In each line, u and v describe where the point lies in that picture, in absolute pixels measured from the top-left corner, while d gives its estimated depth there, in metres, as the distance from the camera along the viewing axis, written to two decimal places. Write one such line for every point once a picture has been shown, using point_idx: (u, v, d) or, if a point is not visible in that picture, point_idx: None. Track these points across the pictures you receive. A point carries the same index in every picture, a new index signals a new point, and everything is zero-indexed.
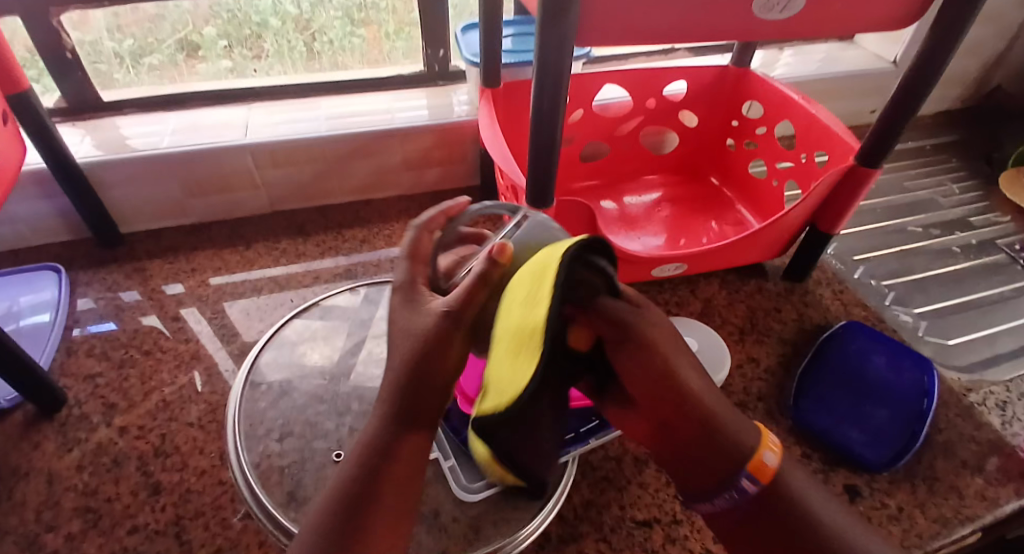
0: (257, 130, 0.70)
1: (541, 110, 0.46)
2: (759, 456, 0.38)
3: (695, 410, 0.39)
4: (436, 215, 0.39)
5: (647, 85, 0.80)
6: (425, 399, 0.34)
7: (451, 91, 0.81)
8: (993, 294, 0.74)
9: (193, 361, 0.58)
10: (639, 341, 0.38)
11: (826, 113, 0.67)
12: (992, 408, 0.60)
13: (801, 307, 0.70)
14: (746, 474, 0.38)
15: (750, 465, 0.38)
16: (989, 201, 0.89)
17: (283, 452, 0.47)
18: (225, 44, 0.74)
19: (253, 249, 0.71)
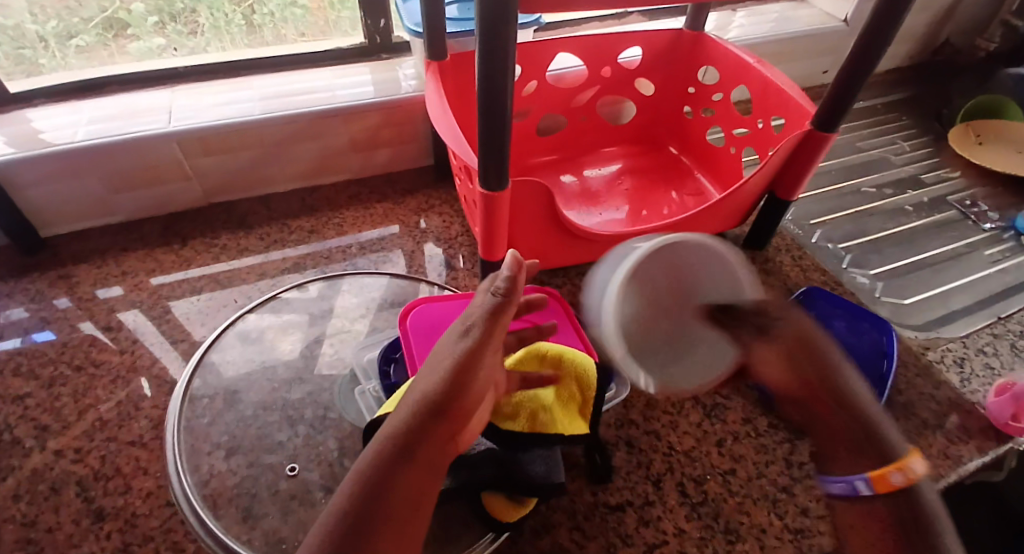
0: (182, 115, 0.64)
1: (489, 86, 0.42)
2: (887, 471, 0.33)
3: (843, 395, 0.35)
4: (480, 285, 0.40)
5: (601, 52, 0.77)
6: (460, 408, 0.34)
7: (396, 64, 0.77)
8: (947, 251, 0.75)
9: (132, 373, 0.54)
10: (805, 342, 0.35)
11: (781, 77, 0.66)
12: (950, 366, 0.61)
13: (762, 275, 0.69)
14: (863, 477, 0.33)
15: (874, 472, 0.33)
16: (939, 158, 0.90)
17: (232, 469, 0.47)
18: (155, 20, 0.69)
19: (190, 246, 0.66)
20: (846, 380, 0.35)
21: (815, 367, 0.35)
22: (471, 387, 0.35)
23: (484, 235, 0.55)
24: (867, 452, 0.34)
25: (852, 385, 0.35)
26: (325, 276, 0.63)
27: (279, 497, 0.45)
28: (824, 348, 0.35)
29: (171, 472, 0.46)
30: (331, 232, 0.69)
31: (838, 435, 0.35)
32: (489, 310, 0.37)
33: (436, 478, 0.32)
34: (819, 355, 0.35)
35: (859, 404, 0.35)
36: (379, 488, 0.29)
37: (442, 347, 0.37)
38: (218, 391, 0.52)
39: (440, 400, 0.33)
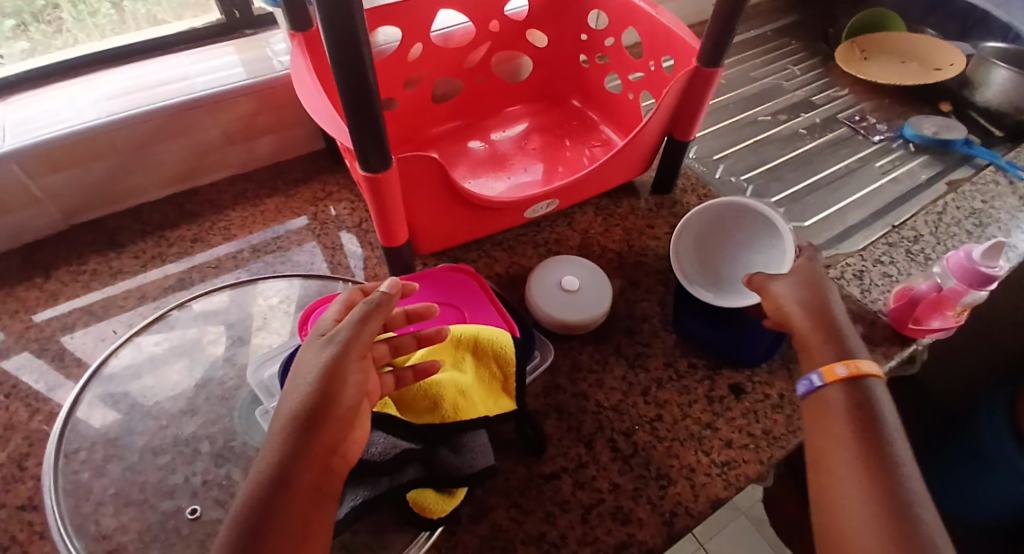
0: (20, 129, 0.56)
1: (347, 66, 0.38)
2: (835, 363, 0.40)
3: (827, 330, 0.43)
4: (340, 309, 0.42)
5: (485, 5, 0.72)
6: (335, 423, 0.35)
7: (265, 40, 0.70)
8: (841, 168, 0.78)
9: (8, 433, 0.49)
10: (824, 288, 0.46)
11: (668, 15, 0.64)
12: (851, 280, 0.64)
13: (672, 219, 0.70)
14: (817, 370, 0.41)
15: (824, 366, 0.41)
16: (828, 77, 0.92)
17: (127, 523, 0.43)
18: (14, 22, 0.62)
19: (55, 279, 0.59)
20: (823, 313, 0.44)
21: (811, 297, 0.45)
22: (341, 398, 0.36)
23: (378, 220, 0.52)
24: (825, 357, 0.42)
25: (834, 318, 0.44)
26: (225, 284, 0.59)
27: (191, 539, 0.42)
28: (825, 294, 0.46)
29: (57, 533, 0.43)
30: (219, 238, 0.64)
31: (803, 342, 0.44)
32: (358, 319, 0.38)
33: (322, 499, 0.33)
34: (818, 293, 0.45)
35: (830, 328, 0.43)
36: (264, 516, 0.31)
37: (308, 359, 0.37)
38: (98, 439, 0.47)
39: (304, 424, 0.34)
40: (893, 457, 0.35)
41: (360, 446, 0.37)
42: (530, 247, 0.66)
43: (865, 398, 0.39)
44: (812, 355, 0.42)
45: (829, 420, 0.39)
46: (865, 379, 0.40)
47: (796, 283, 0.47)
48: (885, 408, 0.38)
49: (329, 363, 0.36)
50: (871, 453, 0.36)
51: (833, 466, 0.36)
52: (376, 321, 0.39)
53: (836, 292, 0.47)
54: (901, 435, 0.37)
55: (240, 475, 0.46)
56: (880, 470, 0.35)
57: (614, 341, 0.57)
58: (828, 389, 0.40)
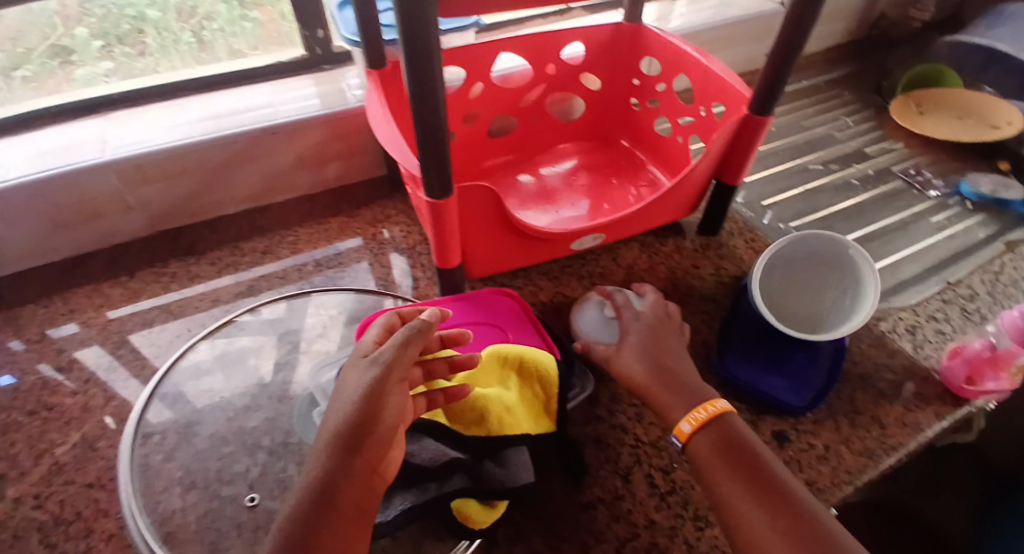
0: (117, 143, 0.63)
1: (421, 99, 0.42)
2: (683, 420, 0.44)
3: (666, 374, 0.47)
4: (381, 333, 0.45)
5: (544, 50, 0.77)
6: (375, 442, 0.36)
7: (340, 75, 0.76)
8: (894, 221, 0.78)
9: (85, 415, 0.53)
10: (662, 339, 0.51)
11: (720, 64, 0.67)
12: (902, 334, 0.63)
13: (717, 261, 0.71)
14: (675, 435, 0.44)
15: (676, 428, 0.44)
16: (882, 130, 0.92)
17: (191, 505, 0.46)
18: (101, 44, 0.68)
19: (138, 278, 0.65)
20: (674, 361, 0.49)
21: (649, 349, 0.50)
22: (381, 418, 0.37)
23: (435, 243, 0.55)
24: (680, 403, 0.45)
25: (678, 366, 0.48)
26: (280, 296, 0.62)
27: (244, 528, 0.45)
28: (673, 346, 0.51)
29: (128, 513, 0.45)
30: (285, 251, 0.68)
31: (660, 389, 0.46)
32: (400, 342, 0.41)
33: (364, 518, 0.34)
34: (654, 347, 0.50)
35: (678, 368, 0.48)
36: (307, 530, 0.32)
37: (353, 377, 0.40)
38: (170, 426, 0.51)
39: (348, 444, 0.35)
40: (772, 476, 0.38)
41: (396, 468, 0.39)
42: (575, 278, 0.68)
43: (723, 432, 0.42)
44: (670, 399, 0.45)
45: (709, 465, 0.41)
46: (716, 418, 0.43)
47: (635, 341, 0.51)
48: (745, 435, 0.42)
49: (371, 384, 0.38)
50: (756, 487, 0.38)
51: (736, 512, 0.37)
52: (416, 345, 0.41)
53: (673, 351, 0.50)
54: (764, 449, 0.41)
55: (294, 471, 0.48)
56: (768, 502, 0.36)
57: None
58: (692, 442, 0.42)
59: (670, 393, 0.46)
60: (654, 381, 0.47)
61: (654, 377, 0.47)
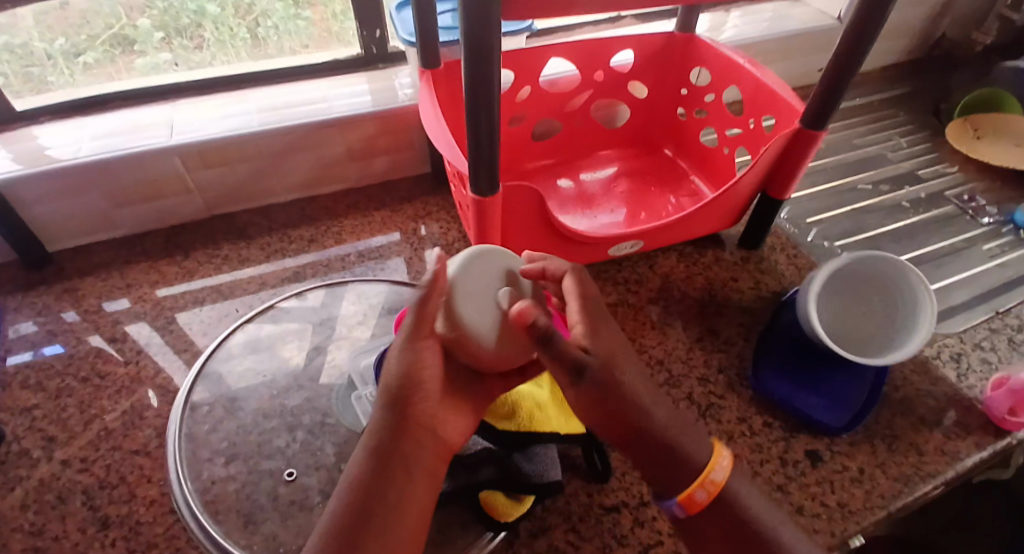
0: (183, 130, 0.66)
1: (477, 92, 0.44)
2: (690, 492, 0.39)
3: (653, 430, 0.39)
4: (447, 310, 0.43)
5: (593, 56, 0.77)
6: (422, 401, 0.38)
7: (392, 74, 0.79)
8: (944, 246, 0.75)
9: (136, 384, 0.56)
10: (614, 376, 0.38)
11: (772, 76, 0.66)
12: (947, 361, 0.61)
13: (757, 275, 0.70)
14: (676, 503, 0.39)
15: (681, 496, 0.39)
16: (937, 152, 0.90)
17: (232, 475, 0.48)
18: (161, 36, 0.70)
19: (192, 258, 0.68)
20: (645, 404, 0.39)
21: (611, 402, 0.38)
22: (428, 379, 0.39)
23: (477, 240, 0.56)
24: (672, 477, 0.39)
25: (653, 415, 0.39)
26: (323, 285, 0.64)
27: (279, 501, 0.46)
28: (625, 371, 0.39)
29: (173, 479, 0.48)
30: (331, 241, 0.70)
31: (656, 468, 0.39)
32: (417, 301, 0.39)
33: (418, 470, 0.36)
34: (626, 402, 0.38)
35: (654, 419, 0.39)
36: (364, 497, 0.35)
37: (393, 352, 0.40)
38: (216, 398, 0.54)
39: (396, 403, 0.38)
40: None
41: (462, 431, 0.40)
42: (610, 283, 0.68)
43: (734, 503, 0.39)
44: (670, 473, 0.39)
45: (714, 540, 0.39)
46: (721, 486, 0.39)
47: (580, 387, 0.38)
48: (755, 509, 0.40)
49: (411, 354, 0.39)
50: None
51: None
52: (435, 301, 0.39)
53: (629, 378, 0.39)
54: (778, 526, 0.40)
55: (331, 451, 0.50)
56: None
57: (687, 388, 0.58)
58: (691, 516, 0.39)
59: (662, 465, 0.39)
60: (630, 441, 0.39)
61: (642, 449, 0.39)
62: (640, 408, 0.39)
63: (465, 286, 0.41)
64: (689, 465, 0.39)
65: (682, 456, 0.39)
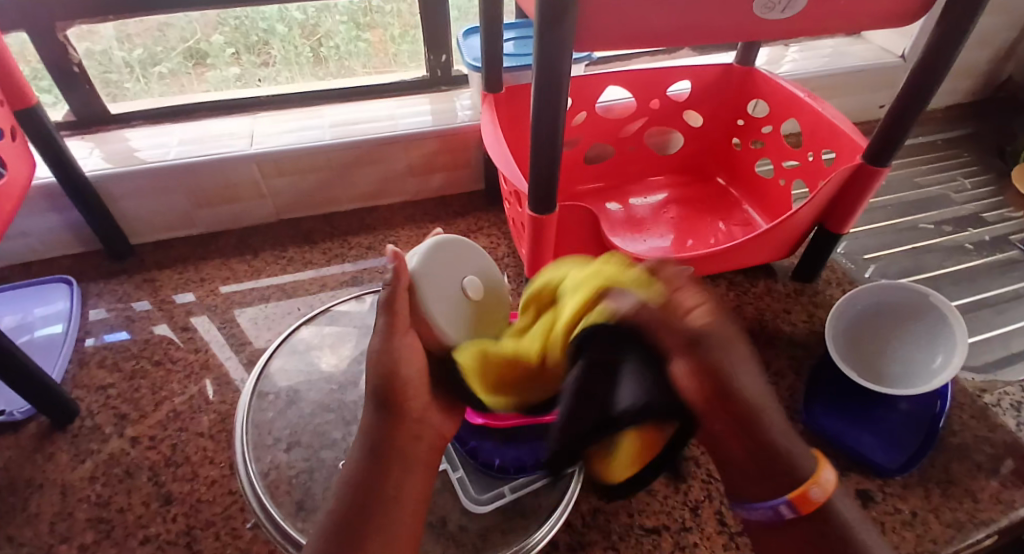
0: (261, 140, 0.71)
1: (542, 114, 0.47)
2: (805, 489, 0.34)
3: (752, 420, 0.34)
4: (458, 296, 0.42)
5: (651, 85, 0.79)
6: (407, 397, 0.39)
7: (454, 96, 0.82)
8: (1009, 291, 0.73)
9: (203, 371, 0.60)
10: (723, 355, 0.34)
11: (834, 111, 0.67)
12: (1009, 410, 0.59)
13: (810, 308, 0.69)
14: (785, 501, 0.34)
15: (794, 494, 0.34)
16: (1003, 196, 0.87)
17: (290, 462, 0.50)
18: (232, 51, 0.76)
19: (259, 258, 0.72)
20: (752, 387, 0.35)
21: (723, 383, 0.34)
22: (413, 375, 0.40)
23: (530, 256, 0.58)
24: (774, 481, 0.35)
25: (756, 405, 0.35)
26: (380, 290, 0.67)
27: (330, 492, 0.48)
28: (741, 353, 0.35)
29: (235, 464, 0.50)
30: (387, 250, 0.74)
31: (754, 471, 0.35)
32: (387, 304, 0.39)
33: (412, 463, 0.38)
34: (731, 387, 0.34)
35: (760, 399, 0.35)
36: (362, 491, 0.36)
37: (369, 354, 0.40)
38: (283, 389, 0.56)
39: (382, 402, 0.39)
40: None
41: (447, 421, 0.42)
42: None
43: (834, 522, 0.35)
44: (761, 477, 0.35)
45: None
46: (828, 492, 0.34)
47: (693, 353, 0.33)
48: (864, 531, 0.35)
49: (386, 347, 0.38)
50: None
51: None
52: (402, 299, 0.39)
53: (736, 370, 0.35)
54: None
55: None
56: None
57: None
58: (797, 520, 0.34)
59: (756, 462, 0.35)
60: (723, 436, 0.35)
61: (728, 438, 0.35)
62: (749, 392, 0.35)
63: (429, 285, 0.39)
64: (796, 469, 0.34)
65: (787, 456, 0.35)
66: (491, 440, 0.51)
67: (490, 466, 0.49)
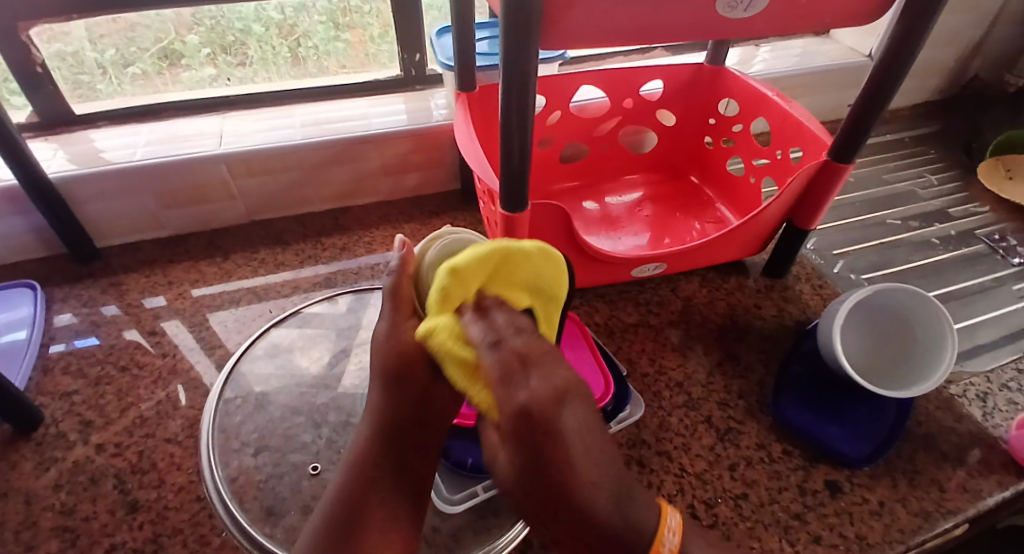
0: (232, 140, 0.71)
1: (511, 116, 0.47)
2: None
3: (573, 501, 0.34)
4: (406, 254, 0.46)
5: (624, 85, 0.79)
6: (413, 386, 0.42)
7: (429, 95, 0.82)
8: (973, 284, 0.75)
9: (172, 375, 0.59)
10: (550, 419, 0.33)
11: (801, 110, 0.68)
12: (972, 400, 0.60)
13: (781, 303, 0.70)
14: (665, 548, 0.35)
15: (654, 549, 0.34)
16: (967, 192, 0.89)
17: (260, 465, 0.50)
18: (208, 52, 0.74)
19: (231, 260, 0.71)
20: (568, 446, 0.33)
21: (531, 445, 0.33)
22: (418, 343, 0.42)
23: None
24: None
25: (571, 463, 0.34)
26: (353, 290, 0.67)
27: (302, 494, 0.48)
28: (561, 410, 0.34)
29: (204, 470, 0.50)
30: (362, 250, 0.73)
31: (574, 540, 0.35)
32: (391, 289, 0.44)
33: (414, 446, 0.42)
34: (544, 437, 0.33)
35: (573, 467, 0.34)
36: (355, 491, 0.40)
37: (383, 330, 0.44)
38: (250, 393, 0.55)
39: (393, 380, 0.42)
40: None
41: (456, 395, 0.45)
42: (631, 304, 0.69)
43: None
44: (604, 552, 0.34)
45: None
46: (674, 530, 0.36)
47: (542, 428, 0.33)
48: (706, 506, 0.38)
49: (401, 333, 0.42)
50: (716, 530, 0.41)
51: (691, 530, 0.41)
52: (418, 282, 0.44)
53: (567, 431, 0.34)
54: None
55: None
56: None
57: (707, 411, 0.58)
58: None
59: (560, 524, 0.34)
60: (531, 499, 0.34)
61: (538, 496, 0.34)
62: (558, 452, 0.33)
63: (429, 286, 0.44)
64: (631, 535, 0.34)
65: (620, 525, 0.34)
66: (463, 438, 0.50)
67: (462, 465, 0.49)
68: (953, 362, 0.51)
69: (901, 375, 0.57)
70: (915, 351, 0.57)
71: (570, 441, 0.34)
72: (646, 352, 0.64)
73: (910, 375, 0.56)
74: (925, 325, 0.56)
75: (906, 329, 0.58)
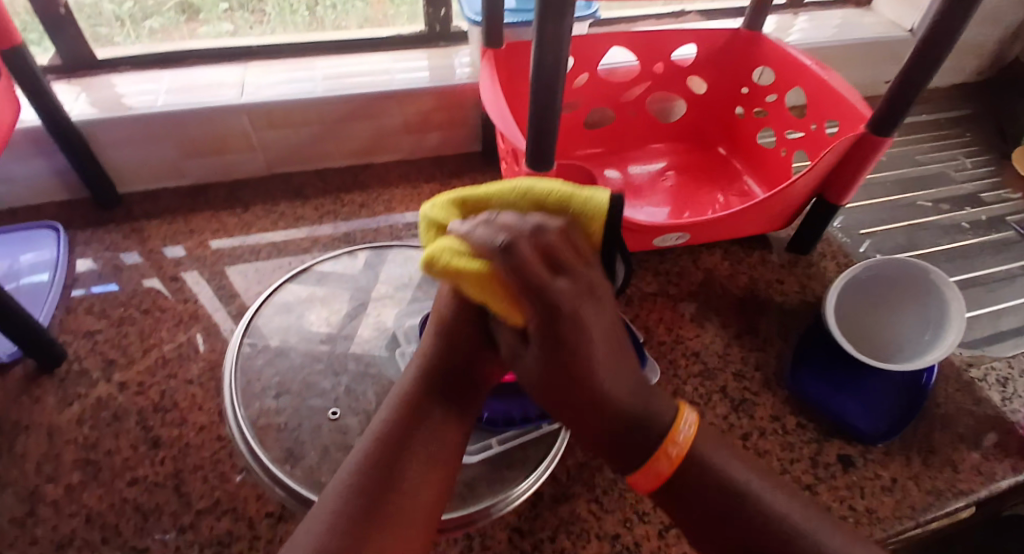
0: (253, 90, 0.70)
1: (544, 70, 0.45)
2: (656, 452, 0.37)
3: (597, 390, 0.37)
4: None
5: (654, 49, 0.77)
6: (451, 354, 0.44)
7: (453, 52, 0.80)
8: (1002, 270, 0.73)
9: (192, 320, 0.59)
10: (577, 311, 0.35)
11: (839, 80, 0.66)
12: (993, 385, 0.60)
13: (804, 279, 0.69)
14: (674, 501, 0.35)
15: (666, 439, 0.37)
16: (1001, 176, 0.87)
17: (278, 410, 0.50)
18: (226, 7, 0.74)
19: (250, 212, 0.71)
20: (593, 337, 0.37)
21: (558, 334, 0.36)
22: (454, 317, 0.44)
23: None
24: (629, 452, 0.38)
25: (594, 355, 0.37)
26: (372, 247, 0.66)
27: (320, 439, 0.49)
28: (586, 305, 0.36)
29: (224, 412, 0.50)
30: (381, 208, 0.73)
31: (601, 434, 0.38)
32: None
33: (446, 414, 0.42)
34: (571, 327, 0.36)
35: (594, 362, 0.37)
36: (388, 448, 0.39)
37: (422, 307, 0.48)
38: (269, 341, 0.56)
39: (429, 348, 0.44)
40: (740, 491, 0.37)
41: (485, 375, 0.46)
42: (652, 273, 0.69)
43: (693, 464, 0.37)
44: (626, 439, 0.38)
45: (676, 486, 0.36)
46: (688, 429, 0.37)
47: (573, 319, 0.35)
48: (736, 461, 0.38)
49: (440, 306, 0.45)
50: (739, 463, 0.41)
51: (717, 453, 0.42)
52: None
53: (595, 320, 0.37)
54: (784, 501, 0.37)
55: (373, 397, 0.52)
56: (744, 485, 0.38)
57: (723, 381, 0.58)
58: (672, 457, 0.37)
59: (587, 414, 0.38)
60: (556, 386, 0.38)
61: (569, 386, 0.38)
62: (584, 339, 0.36)
63: None
64: (651, 427, 0.37)
65: (641, 412, 0.38)
66: None
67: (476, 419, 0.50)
68: (959, 331, 0.50)
69: (915, 351, 0.56)
70: (927, 323, 0.56)
71: (593, 334, 0.37)
72: (664, 322, 0.63)
73: (924, 350, 0.55)
74: (934, 295, 0.55)
75: (915, 302, 0.57)
